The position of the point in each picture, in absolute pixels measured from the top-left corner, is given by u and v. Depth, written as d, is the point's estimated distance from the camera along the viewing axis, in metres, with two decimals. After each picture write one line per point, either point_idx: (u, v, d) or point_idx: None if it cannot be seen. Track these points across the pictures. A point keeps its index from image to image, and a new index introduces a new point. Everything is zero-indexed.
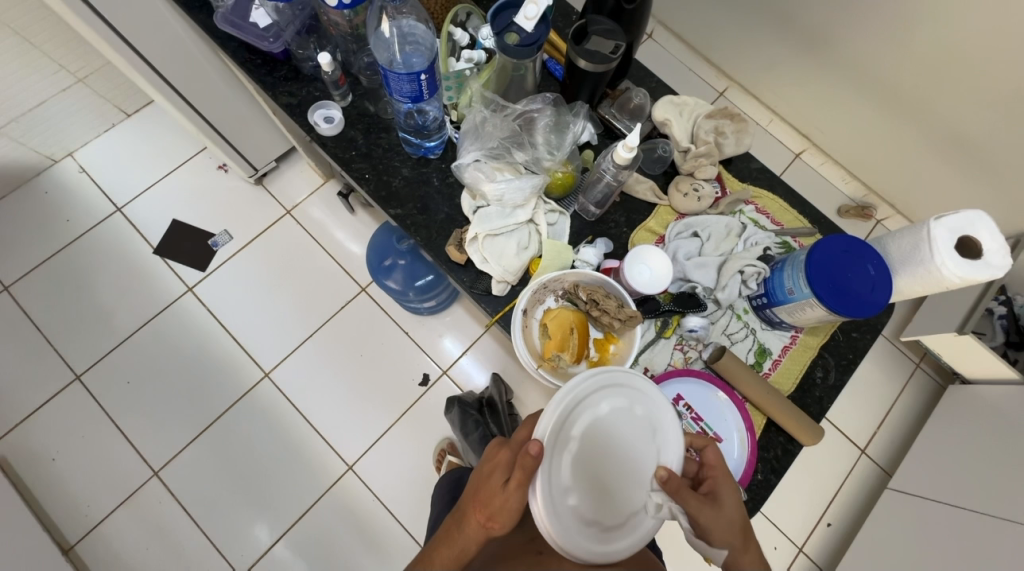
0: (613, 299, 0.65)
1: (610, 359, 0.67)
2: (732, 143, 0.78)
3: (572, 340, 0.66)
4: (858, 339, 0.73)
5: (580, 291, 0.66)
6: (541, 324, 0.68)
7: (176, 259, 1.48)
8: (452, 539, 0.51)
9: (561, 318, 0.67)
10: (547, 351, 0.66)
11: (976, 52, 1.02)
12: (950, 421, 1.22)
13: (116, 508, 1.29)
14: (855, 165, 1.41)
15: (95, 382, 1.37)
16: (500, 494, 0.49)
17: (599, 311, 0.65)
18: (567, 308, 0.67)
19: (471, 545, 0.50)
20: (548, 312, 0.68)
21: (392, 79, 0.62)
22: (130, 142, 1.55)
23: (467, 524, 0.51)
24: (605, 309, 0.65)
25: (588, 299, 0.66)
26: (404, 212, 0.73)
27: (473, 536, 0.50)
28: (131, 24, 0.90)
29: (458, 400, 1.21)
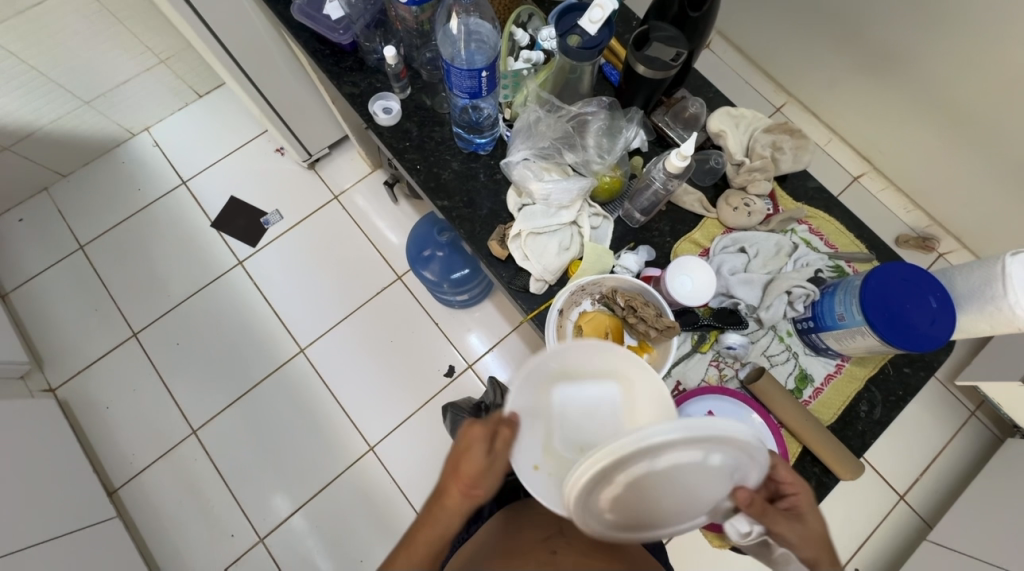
0: (651, 307, 0.65)
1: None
2: (789, 159, 0.75)
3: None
4: (910, 375, 0.69)
5: (618, 296, 0.66)
6: (576, 326, 0.68)
7: (230, 233, 1.57)
8: (436, 518, 0.54)
9: (595, 322, 0.67)
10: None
11: None
12: (1006, 476, 1.13)
13: (156, 459, 1.38)
14: (921, 194, 1.32)
15: (149, 340, 1.48)
16: (481, 473, 0.52)
17: (636, 318, 0.65)
18: (601, 312, 0.68)
19: (456, 523, 0.54)
20: (583, 314, 0.68)
21: (453, 74, 0.64)
22: (200, 121, 1.66)
23: (445, 498, 0.54)
24: (642, 317, 0.65)
25: (625, 305, 0.65)
26: (450, 204, 0.75)
27: (457, 512, 0.54)
28: (216, 13, 0.97)
29: (451, 406, 1.07)
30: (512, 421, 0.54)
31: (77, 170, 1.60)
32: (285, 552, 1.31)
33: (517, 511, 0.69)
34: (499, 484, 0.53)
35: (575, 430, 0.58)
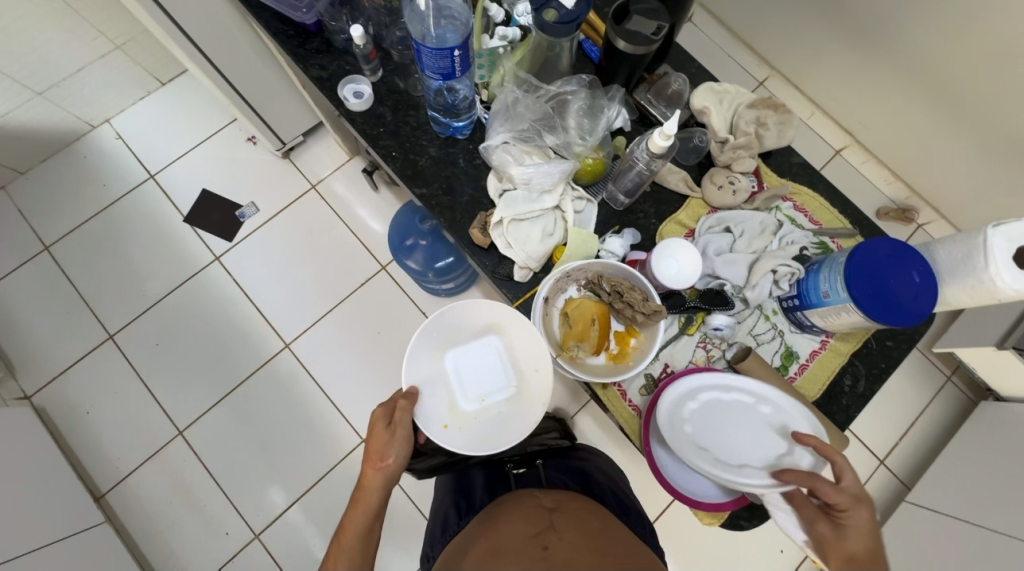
0: (638, 292, 0.64)
1: (630, 352, 0.67)
2: (774, 135, 0.74)
3: (592, 331, 0.65)
4: (892, 348, 0.70)
5: (604, 282, 0.66)
6: (564, 313, 0.68)
7: (204, 228, 1.51)
8: (363, 497, 0.63)
9: (582, 309, 0.66)
10: (567, 341, 0.67)
11: None
12: (981, 438, 1.17)
13: (143, 462, 1.36)
14: (902, 166, 1.32)
15: (127, 342, 1.43)
16: (388, 446, 0.62)
17: (622, 303, 0.64)
18: (588, 298, 0.67)
19: (381, 496, 0.63)
20: (569, 301, 0.68)
21: (425, 54, 0.60)
22: (164, 111, 1.58)
23: (365, 475, 0.64)
24: (629, 302, 0.64)
25: (611, 290, 0.65)
26: (429, 191, 0.73)
27: (377, 485, 0.63)
28: None
29: None
30: (409, 393, 0.66)
31: (35, 166, 1.52)
32: (282, 547, 1.31)
33: (503, 511, 0.74)
34: (408, 448, 0.63)
35: (475, 388, 0.72)
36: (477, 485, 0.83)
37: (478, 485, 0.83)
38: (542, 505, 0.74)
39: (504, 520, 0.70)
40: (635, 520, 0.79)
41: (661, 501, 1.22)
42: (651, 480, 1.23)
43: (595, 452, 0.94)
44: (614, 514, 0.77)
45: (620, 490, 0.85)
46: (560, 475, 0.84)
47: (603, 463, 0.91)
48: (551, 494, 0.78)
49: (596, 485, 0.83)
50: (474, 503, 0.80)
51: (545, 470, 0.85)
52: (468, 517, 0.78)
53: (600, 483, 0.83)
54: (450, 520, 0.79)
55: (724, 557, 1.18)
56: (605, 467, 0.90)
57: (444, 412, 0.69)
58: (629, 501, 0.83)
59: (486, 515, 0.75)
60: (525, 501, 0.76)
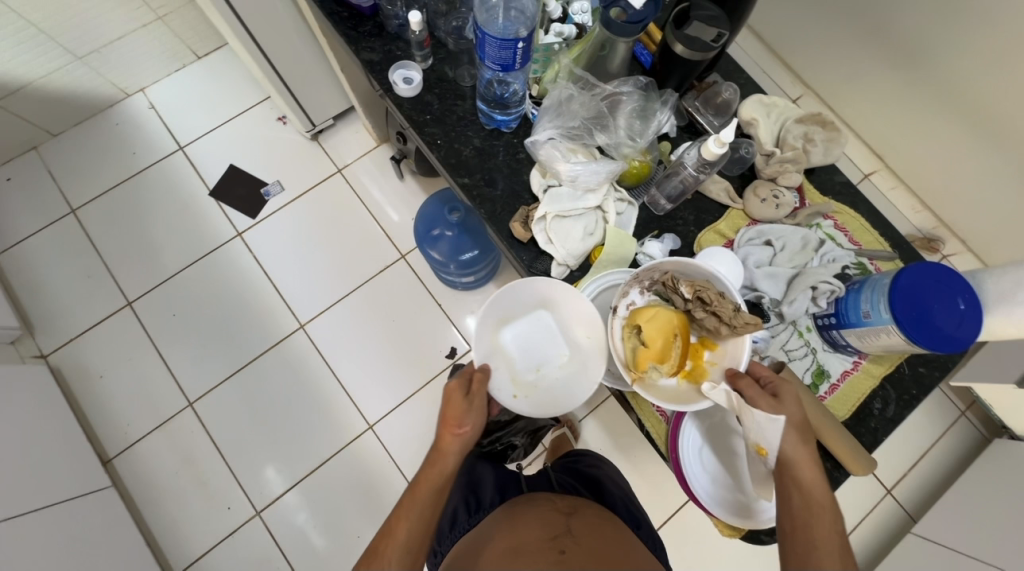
0: (728, 302, 0.59)
1: (706, 368, 0.62)
2: (820, 152, 0.74)
3: (673, 347, 0.60)
4: (925, 375, 0.69)
5: (683, 288, 0.60)
6: (633, 325, 0.61)
7: (228, 203, 1.52)
8: (438, 461, 0.62)
9: (657, 321, 0.60)
10: (642, 360, 0.60)
11: None
12: (993, 476, 1.17)
13: (153, 430, 1.37)
14: (931, 196, 1.30)
15: (144, 309, 1.45)
16: (466, 415, 0.62)
17: (707, 313, 0.59)
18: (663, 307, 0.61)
19: (455, 463, 0.62)
20: (640, 312, 0.61)
21: (488, 44, 0.60)
22: (197, 84, 1.59)
23: (440, 441, 0.62)
24: (714, 312, 0.59)
25: (694, 298, 0.60)
26: (471, 182, 0.73)
27: (453, 451, 0.62)
28: None
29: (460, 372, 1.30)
30: (484, 368, 0.66)
31: (67, 130, 1.53)
32: (281, 525, 1.32)
33: (517, 513, 0.74)
34: (483, 418, 0.63)
35: (535, 356, 0.70)
36: (487, 483, 0.83)
37: (488, 484, 0.83)
38: (558, 509, 0.74)
39: (519, 522, 0.72)
40: (646, 533, 0.79)
41: (665, 512, 1.21)
42: (657, 489, 1.22)
43: (603, 459, 0.92)
44: (624, 523, 0.77)
45: (631, 501, 0.84)
46: (572, 480, 0.86)
47: (610, 469, 0.91)
48: (565, 499, 0.78)
49: (606, 494, 0.83)
50: (483, 501, 0.80)
51: (553, 473, 0.87)
52: (478, 515, 0.78)
53: (611, 493, 0.84)
54: (459, 517, 0.78)
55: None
56: (614, 474, 0.90)
57: (510, 383, 0.68)
58: (638, 510, 0.83)
59: (501, 514, 0.76)
60: (540, 504, 0.76)
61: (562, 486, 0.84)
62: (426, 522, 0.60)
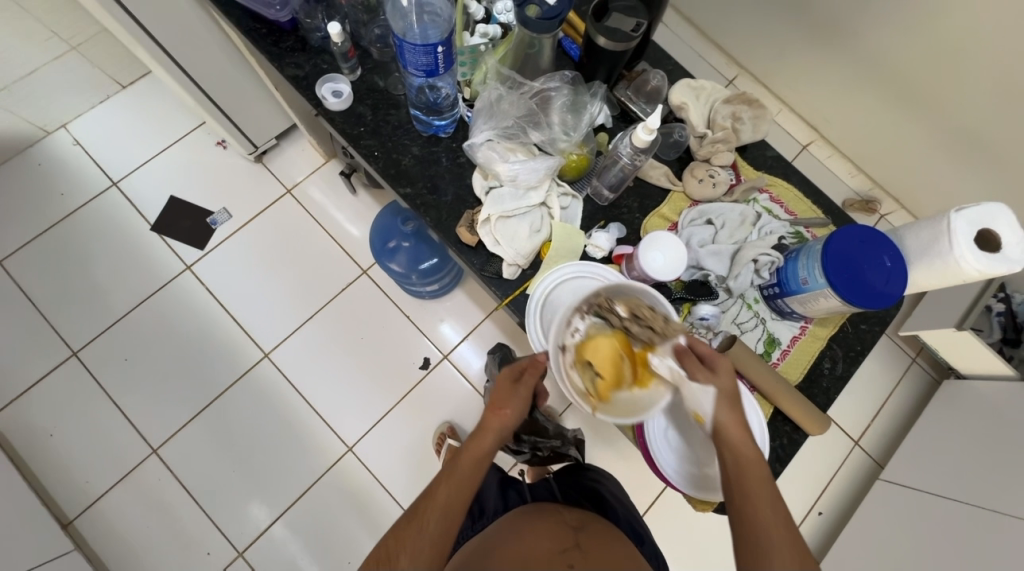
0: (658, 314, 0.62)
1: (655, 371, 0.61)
2: (749, 129, 0.77)
3: (622, 368, 0.59)
4: (866, 331, 0.73)
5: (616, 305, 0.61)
6: (580, 362, 0.60)
7: (173, 236, 1.45)
8: (481, 437, 0.61)
9: (602, 350, 0.60)
10: (600, 391, 0.59)
11: (982, 48, 1.00)
12: (945, 415, 1.24)
13: (116, 483, 1.29)
14: (865, 160, 1.37)
15: (92, 358, 1.36)
16: (511, 397, 0.62)
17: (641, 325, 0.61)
18: (602, 330, 0.61)
19: (496, 443, 0.61)
20: (587, 339, 0.60)
21: (408, 51, 0.59)
22: (125, 115, 1.51)
23: (484, 420, 0.62)
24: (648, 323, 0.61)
25: (629, 314, 0.61)
26: (414, 191, 0.72)
27: (496, 431, 0.61)
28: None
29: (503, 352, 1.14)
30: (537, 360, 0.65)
31: None
32: (268, 561, 1.27)
33: (525, 521, 0.70)
34: (528, 407, 0.62)
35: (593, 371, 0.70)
36: (490, 489, 0.80)
37: (490, 490, 0.80)
38: (566, 522, 0.71)
39: (527, 531, 0.68)
40: (649, 549, 0.77)
41: (651, 493, 1.24)
42: (640, 473, 1.24)
43: (605, 472, 0.88)
44: (626, 537, 0.74)
45: (634, 517, 0.81)
46: (575, 492, 0.81)
47: (613, 485, 0.86)
48: (572, 511, 0.75)
49: (611, 509, 0.79)
50: (486, 508, 0.77)
51: (557, 483, 0.83)
52: (482, 523, 0.75)
53: (616, 508, 0.80)
54: (462, 525, 0.75)
55: (712, 545, 1.21)
56: (617, 488, 0.86)
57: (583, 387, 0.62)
58: (640, 525, 0.80)
59: (508, 520, 0.72)
60: (546, 514, 0.72)
61: (565, 497, 0.80)
62: (464, 491, 0.58)
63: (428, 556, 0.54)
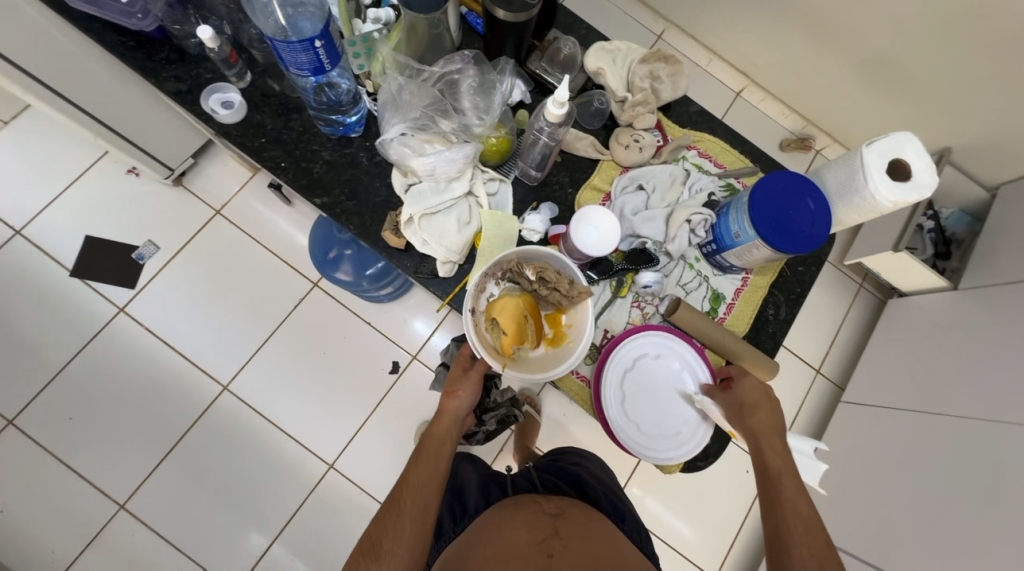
0: (565, 277, 0.62)
1: (566, 332, 0.65)
2: (668, 87, 0.75)
3: (527, 326, 0.63)
4: (804, 272, 0.75)
5: (525, 269, 0.62)
6: (490, 321, 0.63)
7: (97, 279, 1.34)
8: (442, 420, 0.72)
9: (509, 310, 0.62)
10: (506, 347, 0.62)
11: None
12: (892, 334, 1.32)
13: (85, 548, 1.21)
14: (795, 100, 1.39)
15: (31, 424, 1.26)
16: (460, 381, 0.74)
17: (548, 288, 0.63)
18: (512, 294, 0.63)
19: (454, 425, 0.72)
20: (495, 303, 0.63)
21: (283, 50, 0.54)
22: (14, 154, 1.36)
23: (441, 407, 0.73)
24: (555, 286, 0.62)
25: (536, 278, 0.62)
26: (331, 200, 0.67)
27: (452, 412, 0.72)
28: None
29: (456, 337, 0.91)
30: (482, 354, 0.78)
31: None
32: None
33: (504, 515, 0.70)
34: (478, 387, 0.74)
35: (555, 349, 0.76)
36: (471, 486, 0.80)
37: (472, 488, 0.79)
38: (545, 511, 0.71)
39: (507, 525, 0.67)
40: (631, 526, 0.76)
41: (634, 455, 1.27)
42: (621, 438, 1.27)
43: (586, 454, 0.90)
44: (608, 519, 0.75)
45: (615, 494, 0.82)
46: (555, 479, 0.81)
47: (593, 465, 0.87)
48: (552, 499, 0.75)
49: (591, 491, 0.79)
50: (468, 506, 0.76)
51: (537, 472, 0.84)
52: (464, 522, 0.74)
53: (596, 488, 0.80)
54: (444, 526, 0.74)
55: (696, 491, 1.27)
56: (598, 469, 0.87)
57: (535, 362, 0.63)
58: (622, 502, 0.80)
59: (488, 516, 0.71)
60: (527, 506, 0.72)
61: (545, 486, 0.80)
62: (432, 472, 0.65)
63: (410, 532, 0.59)
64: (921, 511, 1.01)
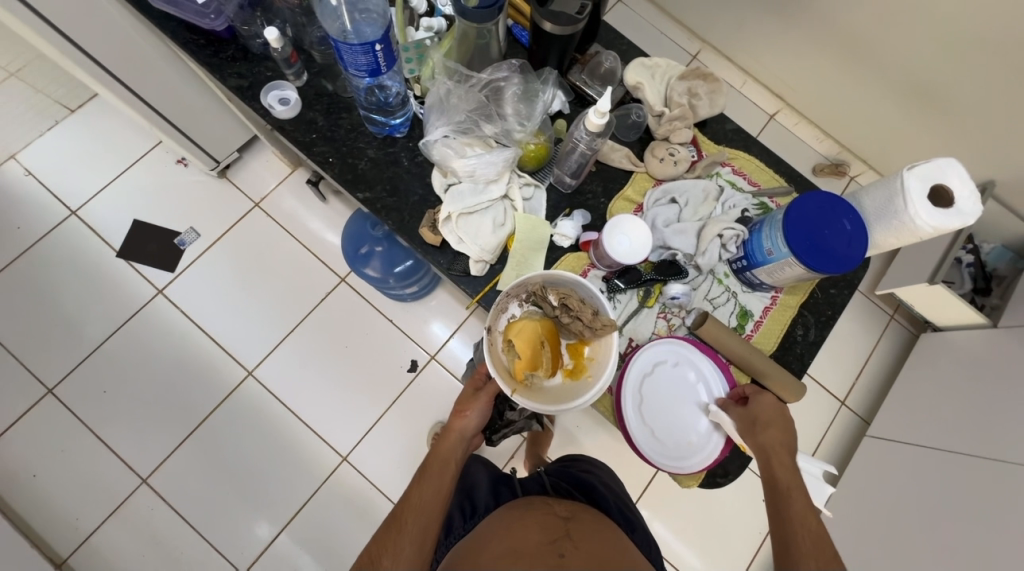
0: (589, 307, 0.63)
1: (586, 366, 0.65)
2: (706, 104, 0.77)
3: (543, 354, 0.62)
4: (836, 295, 0.74)
5: (549, 293, 0.63)
6: (507, 342, 0.63)
7: (141, 261, 1.41)
8: (449, 439, 0.71)
9: (526, 333, 0.63)
10: (519, 371, 0.62)
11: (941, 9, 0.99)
12: (923, 368, 1.27)
13: (107, 517, 1.26)
14: (831, 125, 1.38)
15: (68, 394, 1.32)
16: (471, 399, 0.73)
17: (571, 317, 0.63)
18: (534, 318, 0.64)
19: (460, 445, 0.70)
20: (513, 325, 0.63)
21: (345, 52, 0.58)
22: (77, 140, 1.46)
23: (450, 425, 0.72)
24: (578, 315, 0.63)
25: (560, 304, 0.63)
26: (373, 195, 0.70)
27: (460, 432, 0.71)
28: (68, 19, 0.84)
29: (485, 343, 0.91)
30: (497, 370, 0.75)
31: None
32: None
33: (513, 516, 0.70)
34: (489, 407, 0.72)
35: None
36: (481, 488, 0.79)
37: (483, 488, 0.79)
38: (555, 513, 0.71)
39: (518, 525, 0.68)
40: (641, 537, 0.75)
41: (646, 473, 1.25)
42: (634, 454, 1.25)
43: (597, 462, 0.89)
44: (617, 526, 0.74)
45: (625, 504, 0.81)
46: (566, 484, 0.81)
47: (604, 474, 0.87)
48: (562, 502, 0.75)
49: (600, 498, 0.79)
50: (478, 505, 0.76)
51: (548, 477, 0.83)
52: (473, 521, 0.74)
53: (606, 496, 0.80)
54: (454, 524, 0.74)
55: (709, 514, 1.24)
56: (608, 477, 0.86)
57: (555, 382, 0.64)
58: (632, 512, 0.80)
59: (498, 515, 0.71)
60: (537, 507, 0.72)
61: (556, 491, 0.80)
62: (435, 492, 0.65)
63: (409, 552, 0.60)
64: (947, 553, 0.97)
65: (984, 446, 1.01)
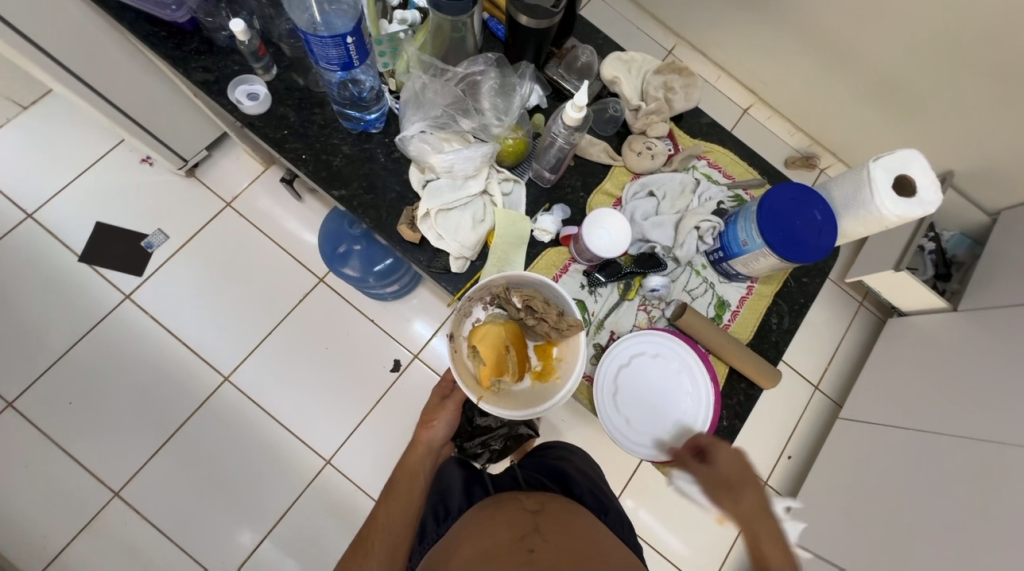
0: (553, 307, 0.63)
1: (555, 366, 0.65)
2: (682, 98, 0.78)
3: (508, 358, 0.63)
4: (808, 284, 0.76)
5: (512, 295, 0.62)
6: (472, 348, 0.64)
7: (105, 265, 1.35)
8: (416, 452, 0.87)
9: (490, 338, 0.63)
10: (484, 377, 0.63)
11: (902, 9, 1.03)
12: (891, 352, 1.33)
13: (77, 534, 1.21)
14: (801, 119, 1.42)
15: (30, 407, 1.26)
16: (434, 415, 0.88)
17: (535, 319, 0.63)
18: (497, 323, 0.64)
19: (426, 459, 0.85)
20: (478, 330, 0.64)
21: (315, 44, 0.56)
22: (31, 139, 1.38)
23: (417, 440, 0.88)
24: (543, 316, 0.63)
25: (524, 306, 0.63)
26: (348, 192, 0.69)
27: (424, 446, 0.87)
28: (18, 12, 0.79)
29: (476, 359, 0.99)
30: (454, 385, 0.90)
31: None
32: None
33: (482, 516, 0.68)
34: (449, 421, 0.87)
35: None
36: (454, 488, 0.76)
37: (455, 487, 0.77)
38: (525, 508, 0.69)
39: (488, 524, 0.66)
40: (614, 519, 0.76)
41: (631, 463, 1.27)
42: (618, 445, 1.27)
43: (572, 448, 0.90)
44: (592, 513, 0.74)
45: (599, 489, 0.81)
46: (539, 475, 0.81)
47: (580, 460, 0.88)
48: (531, 495, 0.74)
49: (573, 486, 0.79)
50: (450, 506, 0.73)
51: (521, 471, 0.83)
52: (447, 524, 0.70)
53: (579, 484, 0.79)
54: (427, 528, 0.71)
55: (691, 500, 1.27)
56: (583, 464, 0.87)
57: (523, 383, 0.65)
58: (607, 498, 0.79)
59: (467, 517, 0.69)
60: (508, 504, 0.71)
61: (528, 483, 0.79)
62: (403, 506, 0.79)
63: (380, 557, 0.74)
64: (914, 526, 1.01)
65: (947, 424, 1.06)
